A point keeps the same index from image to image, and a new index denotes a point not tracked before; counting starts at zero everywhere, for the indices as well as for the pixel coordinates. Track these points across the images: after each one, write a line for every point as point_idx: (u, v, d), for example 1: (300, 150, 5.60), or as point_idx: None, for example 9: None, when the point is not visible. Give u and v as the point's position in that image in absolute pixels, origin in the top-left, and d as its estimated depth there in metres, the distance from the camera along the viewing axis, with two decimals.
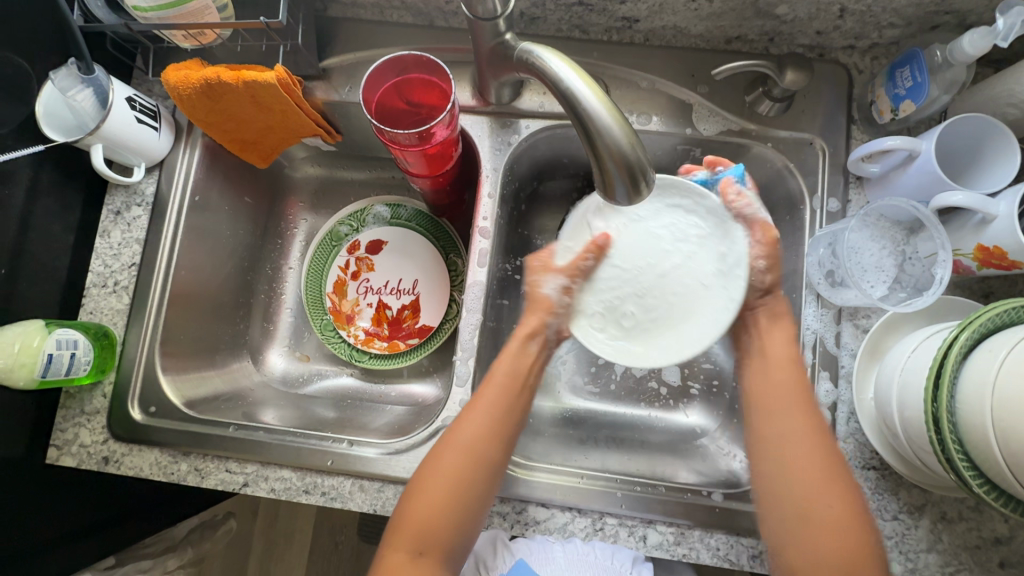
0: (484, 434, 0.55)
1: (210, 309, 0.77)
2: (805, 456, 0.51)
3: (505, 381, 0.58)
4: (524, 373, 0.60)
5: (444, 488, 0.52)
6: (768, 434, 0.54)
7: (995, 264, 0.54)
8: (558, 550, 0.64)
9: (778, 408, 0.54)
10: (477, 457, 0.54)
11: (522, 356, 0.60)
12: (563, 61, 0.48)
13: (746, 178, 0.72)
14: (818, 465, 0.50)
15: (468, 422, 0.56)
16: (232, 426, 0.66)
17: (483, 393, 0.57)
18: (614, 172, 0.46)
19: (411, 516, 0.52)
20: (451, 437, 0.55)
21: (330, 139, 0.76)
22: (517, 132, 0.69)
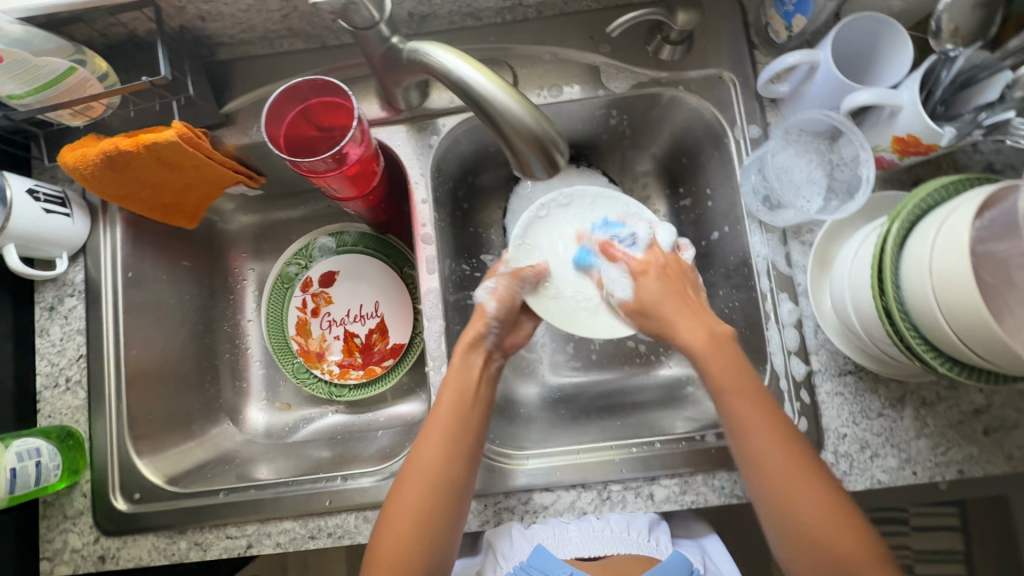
0: (443, 450, 0.56)
1: (174, 382, 0.75)
2: (822, 530, 0.48)
3: (463, 394, 0.59)
4: (471, 386, 0.60)
5: (408, 519, 0.53)
6: (776, 490, 0.49)
7: (913, 151, 0.56)
8: (573, 528, 0.62)
9: (768, 447, 0.50)
10: (437, 481, 0.55)
11: (460, 375, 0.61)
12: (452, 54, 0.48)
13: (669, 125, 0.73)
14: (837, 532, 0.47)
15: (431, 443, 0.57)
16: (222, 491, 0.64)
17: (442, 409, 0.59)
18: (525, 150, 0.47)
19: (385, 547, 0.53)
20: (412, 463, 0.56)
21: (254, 182, 0.75)
22: (436, 133, 0.68)
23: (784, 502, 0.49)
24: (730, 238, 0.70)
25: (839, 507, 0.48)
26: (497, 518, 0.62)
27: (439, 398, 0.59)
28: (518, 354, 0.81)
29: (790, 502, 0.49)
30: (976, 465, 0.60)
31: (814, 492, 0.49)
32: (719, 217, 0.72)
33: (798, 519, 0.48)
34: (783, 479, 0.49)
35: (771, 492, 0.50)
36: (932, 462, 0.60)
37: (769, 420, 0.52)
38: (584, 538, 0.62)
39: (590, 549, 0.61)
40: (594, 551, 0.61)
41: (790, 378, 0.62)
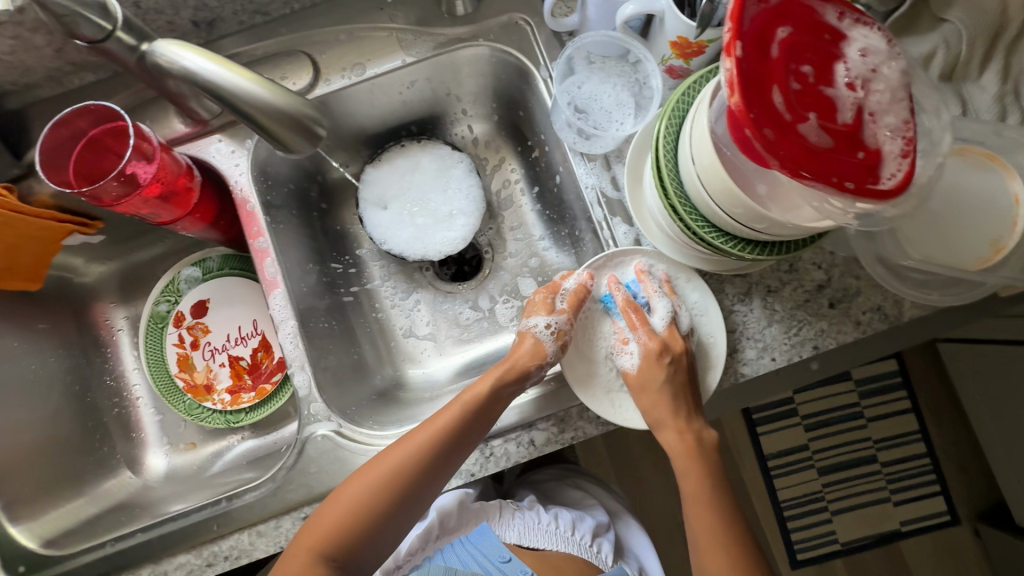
0: (412, 469, 0.57)
1: (53, 446, 0.72)
2: (694, 488, 0.59)
3: (465, 414, 0.59)
4: (470, 425, 0.59)
5: (349, 506, 0.56)
6: (695, 513, 0.59)
7: (692, 52, 0.56)
8: (518, 523, 0.78)
9: (685, 469, 0.59)
10: (390, 485, 0.57)
11: (467, 405, 0.59)
12: (200, 55, 0.47)
13: (491, 80, 0.74)
14: (722, 542, 0.57)
15: (407, 444, 0.58)
16: (109, 541, 0.63)
17: (436, 422, 0.59)
18: (284, 132, 0.48)
19: (319, 524, 0.56)
20: (380, 460, 0.58)
21: (88, 228, 0.72)
22: (251, 136, 0.67)
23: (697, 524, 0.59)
24: (569, 177, 0.71)
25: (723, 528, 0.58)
26: None
27: (434, 418, 0.59)
28: (408, 339, 0.81)
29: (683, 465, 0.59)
30: (828, 338, 0.61)
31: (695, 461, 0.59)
32: (558, 160, 0.73)
33: (702, 538, 0.58)
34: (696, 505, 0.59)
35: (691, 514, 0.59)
36: (788, 345, 0.61)
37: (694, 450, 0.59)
38: (526, 533, 0.77)
39: (528, 539, 0.77)
40: (533, 542, 0.77)
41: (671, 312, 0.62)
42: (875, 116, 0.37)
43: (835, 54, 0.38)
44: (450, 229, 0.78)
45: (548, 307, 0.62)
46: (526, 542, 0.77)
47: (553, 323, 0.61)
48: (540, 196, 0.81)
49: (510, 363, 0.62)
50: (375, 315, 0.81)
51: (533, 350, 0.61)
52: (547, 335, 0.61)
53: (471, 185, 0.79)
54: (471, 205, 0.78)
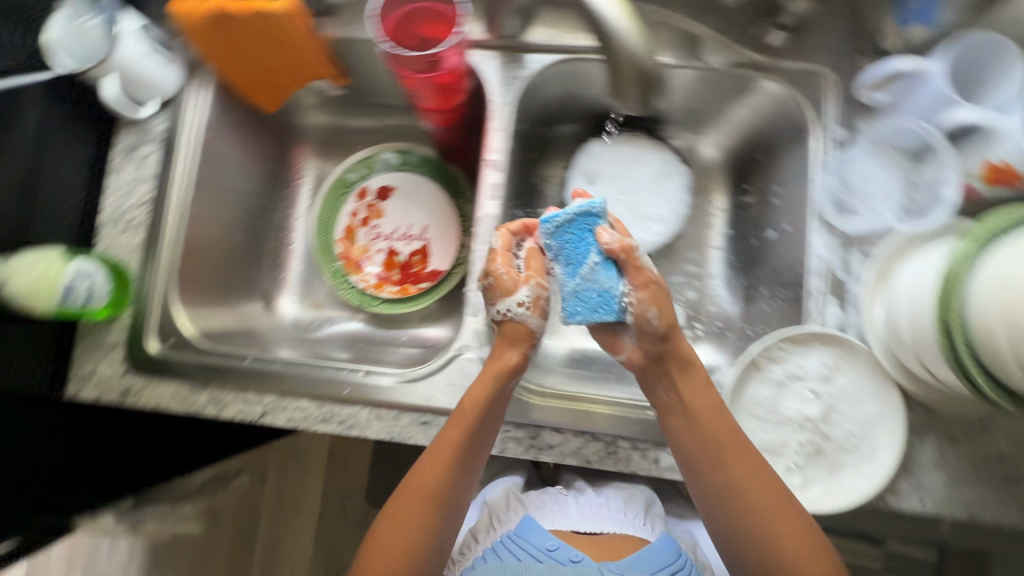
0: (460, 459, 0.58)
1: (222, 252, 0.77)
2: (756, 478, 0.53)
3: (459, 429, 0.58)
4: (495, 412, 0.59)
5: (413, 508, 0.57)
6: (750, 520, 0.53)
7: (1003, 180, 0.54)
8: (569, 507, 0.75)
9: (733, 468, 0.54)
10: (447, 482, 0.58)
11: (485, 399, 0.58)
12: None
13: (756, 116, 0.72)
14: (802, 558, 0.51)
15: (431, 460, 0.58)
16: (248, 357, 0.67)
17: (450, 434, 0.58)
18: (628, 76, 0.47)
19: (390, 535, 0.57)
20: (428, 461, 0.58)
21: (339, 80, 0.77)
22: (525, 67, 0.69)
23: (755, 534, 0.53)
24: (789, 239, 0.70)
25: (807, 538, 0.52)
26: (503, 446, 0.63)
27: (460, 409, 0.59)
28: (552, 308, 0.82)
29: (726, 451, 0.54)
30: (986, 510, 0.59)
31: (744, 448, 0.55)
32: (782, 216, 0.72)
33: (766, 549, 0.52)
34: (753, 505, 0.53)
35: (745, 520, 0.53)
36: (943, 499, 0.59)
37: (744, 453, 0.54)
38: (580, 515, 0.74)
39: (586, 526, 0.72)
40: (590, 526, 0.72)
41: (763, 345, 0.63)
42: None
43: None
44: (642, 230, 0.78)
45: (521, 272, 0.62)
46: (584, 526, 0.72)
47: (526, 299, 0.60)
48: (734, 239, 0.80)
49: (495, 363, 0.60)
50: None
51: (514, 330, 0.61)
52: (523, 314, 0.60)
53: (679, 199, 0.79)
54: (672, 217, 0.79)
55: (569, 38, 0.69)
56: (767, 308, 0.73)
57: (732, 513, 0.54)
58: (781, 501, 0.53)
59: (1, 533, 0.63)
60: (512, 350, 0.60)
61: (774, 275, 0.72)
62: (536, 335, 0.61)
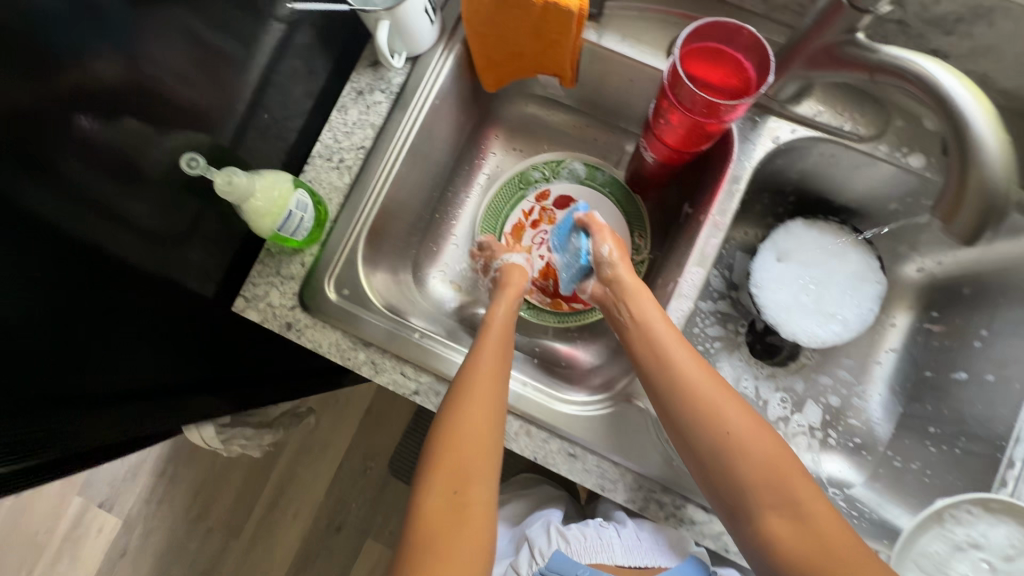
0: (496, 373, 0.60)
1: (401, 213, 0.76)
2: (745, 421, 0.54)
3: (500, 346, 0.63)
4: (507, 332, 0.66)
5: (470, 436, 0.55)
6: (766, 481, 0.52)
7: None
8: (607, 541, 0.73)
9: (753, 448, 0.53)
10: (495, 407, 0.58)
11: (505, 316, 0.67)
12: (938, 63, 0.45)
13: (987, 253, 0.68)
14: (835, 530, 0.49)
15: (479, 362, 0.60)
16: (417, 332, 0.66)
17: (486, 351, 0.62)
18: (971, 204, 0.43)
19: (447, 454, 0.55)
20: (476, 378, 0.59)
21: (567, 84, 0.75)
22: (782, 134, 0.65)
23: (776, 496, 0.51)
24: (990, 389, 0.67)
25: (831, 517, 0.50)
26: (644, 505, 0.61)
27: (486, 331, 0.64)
28: None
29: (709, 391, 0.56)
30: None
31: (722, 389, 0.57)
32: (990, 362, 0.68)
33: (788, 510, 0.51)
34: (769, 470, 0.52)
35: (762, 485, 0.52)
36: None
37: (756, 426, 0.55)
38: (621, 549, 0.71)
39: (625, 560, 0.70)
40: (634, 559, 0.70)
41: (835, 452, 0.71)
42: None
43: None
44: (820, 326, 0.75)
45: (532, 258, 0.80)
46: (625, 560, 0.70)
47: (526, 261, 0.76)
48: (903, 361, 0.78)
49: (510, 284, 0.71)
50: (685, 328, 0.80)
51: (513, 270, 0.74)
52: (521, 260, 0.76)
53: (868, 307, 0.75)
54: (856, 322, 0.75)
55: (835, 120, 0.65)
56: (931, 450, 0.69)
57: (736, 446, 0.53)
58: (775, 441, 0.54)
59: (130, 432, 0.63)
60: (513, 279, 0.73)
61: (956, 419, 0.69)
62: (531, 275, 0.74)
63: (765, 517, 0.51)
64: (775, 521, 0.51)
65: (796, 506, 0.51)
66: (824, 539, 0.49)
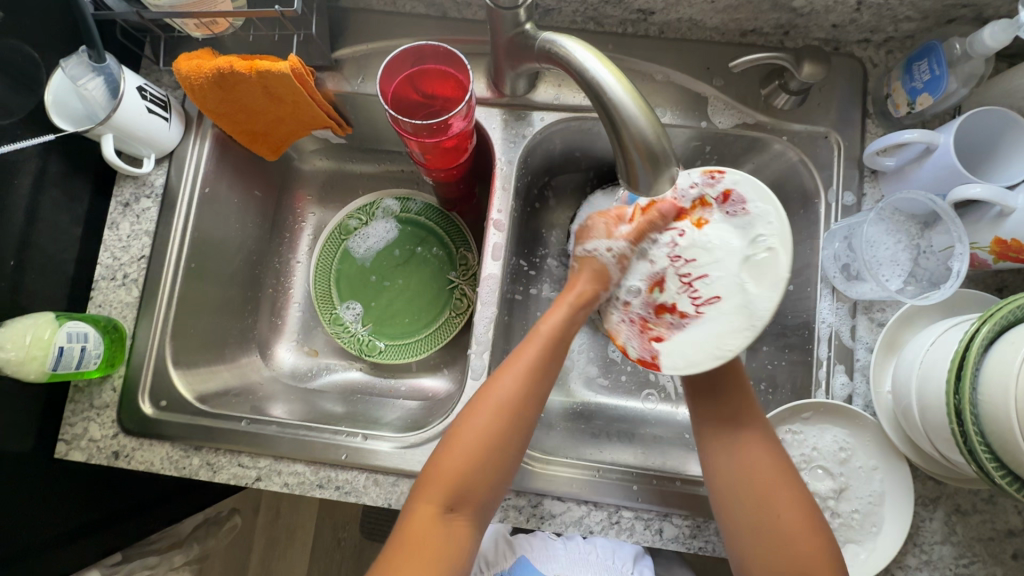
0: (527, 390, 0.53)
1: (218, 303, 0.76)
2: (768, 472, 0.52)
3: (547, 346, 0.55)
4: (567, 338, 0.57)
5: (477, 449, 0.51)
6: (740, 505, 0.52)
7: (1012, 257, 0.54)
8: (562, 550, 0.73)
9: (748, 454, 0.53)
10: (514, 418, 0.52)
11: (568, 320, 0.56)
12: (577, 41, 0.48)
13: (760, 173, 0.72)
14: (801, 527, 0.50)
15: (503, 384, 0.53)
16: (244, 419, 0.65)
17: (523, 350, 0.55)
18: (636, 161, 0.45)
19: (443, 469, 0.51)
20: (488, 393, 0.53)
21: (341, 131, 0.76)
22: (531, 125, 0.69)
23: (750, 518, 0.51)
24: (794, 297, 0.69)
25: (812, 525, 0.50)
26: (503, 515, 0.61)
27: (534, 334, 0.56)
28: None
29: (746, 470, 0.52)
30: None
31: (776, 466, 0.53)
32: (787, 274, 0.71)
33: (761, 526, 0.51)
34: (761, 481, 0.52)
35: (739, 493, 0.52)
36: (952, 571, 0.58)
37: (775, 465, 0.52)
38: (568, 561, 0.71)
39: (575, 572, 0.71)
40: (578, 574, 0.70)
41: (828, 393, 0.62)
42: None
43: None
44: None
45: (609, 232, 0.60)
46: (570, 573, 0.70)
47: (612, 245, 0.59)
48: None
49: (579, 289, 0.58)
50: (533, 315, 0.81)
51: (587, 269, 0.59)
52: (602, 251, 0.59)
53: None
54: None
55: (574, 96, 0.68)
56: (769, 368, 0.71)
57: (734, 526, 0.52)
58: (801, 509, 0.51)
59: None
60: (587, 284, 0.58)
61: (778, 332, 0.71)
62: (610, 281, 0.59)
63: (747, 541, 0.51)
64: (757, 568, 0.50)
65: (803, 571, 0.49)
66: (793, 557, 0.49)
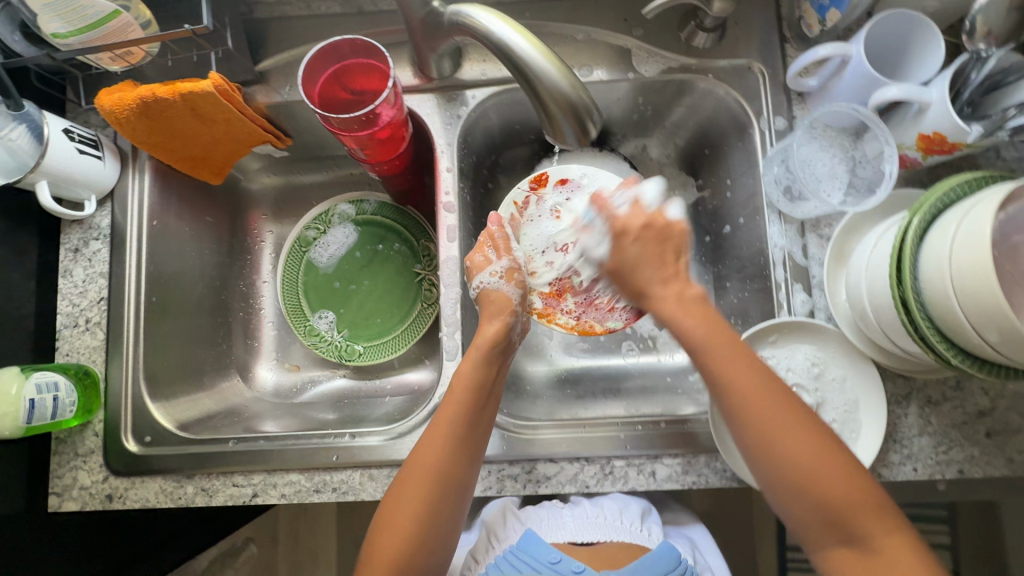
0: (453, 454, 0.54)
1: (188, 333, 0.76)
2: (774, 416, 0.46)
3: (462, 406, 0.56)
4: (482, 390, 0.57)
5: (408, 521, 0.52)
6: (767, 449, 0.46)
7: (937, 149, 0.56)
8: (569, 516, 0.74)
9: (748, 388, 0.46)
10: (443, 483, 0.53)
11: (477, 374, 0.57)
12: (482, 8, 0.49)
13: (695, 114, 0.74)
14: (829, 470, 0.45)
15: (427, 454, 0.54)
16: (231, 440, 0.65)
17: (442, 416, 0.56)
18: (560, 117, 0.47)
19: (385, 545, 0.52)
20: (413, 463, 0.54)
21: (281, 143, 0.76)
22: (464, 104, 0.69)
23: (773, 452, 0.46)
24: (747, 229, 0.71)
25: (834, 455, 0.45)
26: (500, 486, 0.62)
27: (448, 394, 0.57)
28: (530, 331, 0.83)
29: (754, 405, 0.46)
30: (976, 466, 0.60)
31: (779, 400, 0.46)
32: (737, 208, 0.72)
33: (787, 465, 0.45)
34: (774, 426, 0.45)
35: (760, 438, 0.46)
36: (932, 460, 0.60)
37: (767, 395, 0.46)
38: (576, 526, 0.73)
39: (583, 535, 0.72)
40: (587, 537, 0.71)
41: (792, 313, 0.63)
42: None
43: None
44: None
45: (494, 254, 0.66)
46: (580, 537, 0.71)
47: (502, 268, 0.65)
48: (695, 235, 0.80)
49: (479, 339, 0.59)
50: None
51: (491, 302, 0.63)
52: (499, 282, 0.64)
53: None
54: None
55: (500, 70, 0.69)
56: (737, 301, 0.73)
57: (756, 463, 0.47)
58: (816, 442, 0.45)
59: None
60: (491, 320, 0.61)
61: (739, 266, 0.72)
62: (513, 305, 0.62)
63: (778, 484, 0.46)
64: (795, 510, 0.46)
65: (859, 539, 0.44)
66: (830, 497, 0.45)
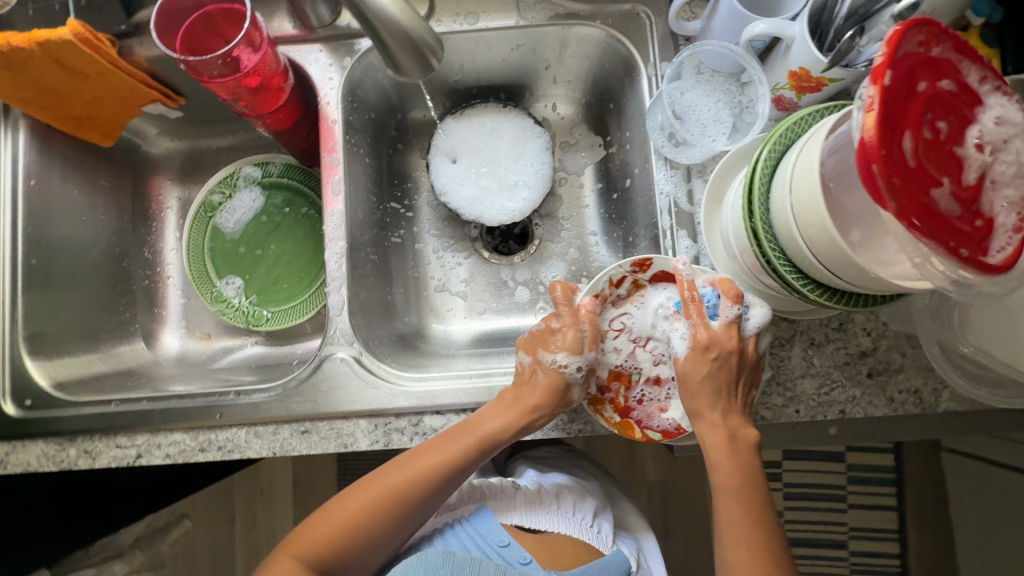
0: (425, 487, 0.57)
1: (82, 299, 0.74)
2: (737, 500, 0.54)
3: (463, 455, 0.58)
4: (488, 450, 0.59)
5: (350, 516, 0.57)
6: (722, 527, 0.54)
7: (807, 87, 0.55)
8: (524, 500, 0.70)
9: (731, 468, 0.54)
10: (396, 500, 0.57)
11: (495, 432, 0.58)
12: None
13: (592, 65, 0.73)
14: (754, 555, 0.52)
15: (406, 471, 0.57)
16: (115, 401, 0.65)
17: (439, 446, 0.58)
18: (404, 56, 0.48)
19: (317, 526, 0.57)
20: (392, 472, 0.58)
21: (171, 102, 0.74)
22: (350, 54, 0.67)
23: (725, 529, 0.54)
24: (643, 178, 0.70)
25: (766, 543, 0.53)
26: (386, 440, 0.61)
27: (458, 432, 0.59)
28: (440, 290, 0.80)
29: (728, 486, 0.54)
30: (857, 406, 0.60)
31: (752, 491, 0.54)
32: (635, 159, 0.72)
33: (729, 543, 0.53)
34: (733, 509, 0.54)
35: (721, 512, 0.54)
36: (815, 401, 0.60)
37: (746, 480, 0.54)
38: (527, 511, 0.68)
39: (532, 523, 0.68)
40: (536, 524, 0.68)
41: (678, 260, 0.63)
42: (996, 185, 0.36)
43: (969, 116, 0.36)
44: (511, 199, 0.76)
45: (566, 335, 0.60)
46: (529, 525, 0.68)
47: (582, 364, 0.59)
48: (603, 189, 0.79)
49: (526, 398, 0.59)
50: (410, 258, 0.80)
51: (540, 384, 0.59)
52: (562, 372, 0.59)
53: (541, 162, 0.77)
54: (536, 181, 0.77)
55: None
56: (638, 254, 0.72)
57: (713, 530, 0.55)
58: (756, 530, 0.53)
59: None
60: (531, 403, 0.59)
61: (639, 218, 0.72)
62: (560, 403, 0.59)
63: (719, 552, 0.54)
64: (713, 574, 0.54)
65: None
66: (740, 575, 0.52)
